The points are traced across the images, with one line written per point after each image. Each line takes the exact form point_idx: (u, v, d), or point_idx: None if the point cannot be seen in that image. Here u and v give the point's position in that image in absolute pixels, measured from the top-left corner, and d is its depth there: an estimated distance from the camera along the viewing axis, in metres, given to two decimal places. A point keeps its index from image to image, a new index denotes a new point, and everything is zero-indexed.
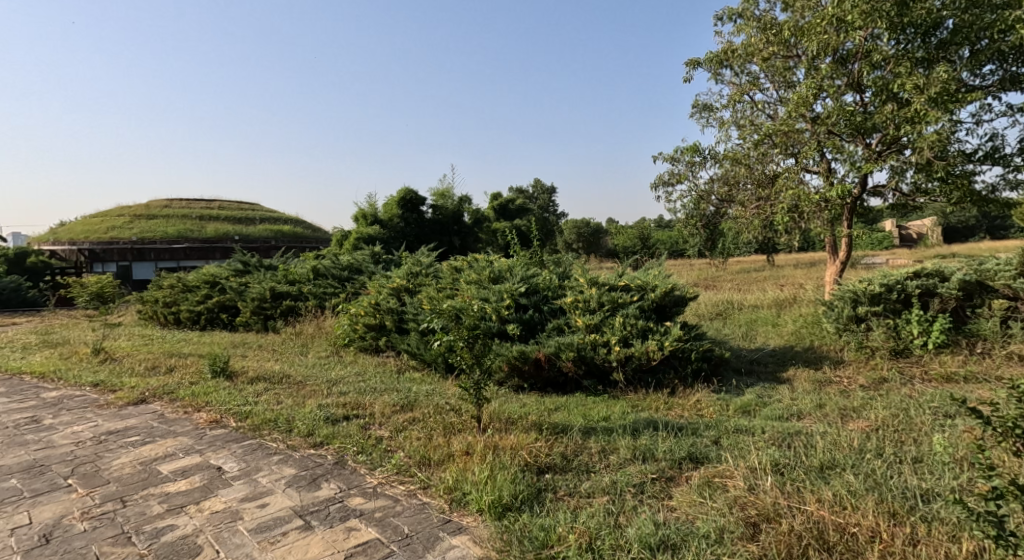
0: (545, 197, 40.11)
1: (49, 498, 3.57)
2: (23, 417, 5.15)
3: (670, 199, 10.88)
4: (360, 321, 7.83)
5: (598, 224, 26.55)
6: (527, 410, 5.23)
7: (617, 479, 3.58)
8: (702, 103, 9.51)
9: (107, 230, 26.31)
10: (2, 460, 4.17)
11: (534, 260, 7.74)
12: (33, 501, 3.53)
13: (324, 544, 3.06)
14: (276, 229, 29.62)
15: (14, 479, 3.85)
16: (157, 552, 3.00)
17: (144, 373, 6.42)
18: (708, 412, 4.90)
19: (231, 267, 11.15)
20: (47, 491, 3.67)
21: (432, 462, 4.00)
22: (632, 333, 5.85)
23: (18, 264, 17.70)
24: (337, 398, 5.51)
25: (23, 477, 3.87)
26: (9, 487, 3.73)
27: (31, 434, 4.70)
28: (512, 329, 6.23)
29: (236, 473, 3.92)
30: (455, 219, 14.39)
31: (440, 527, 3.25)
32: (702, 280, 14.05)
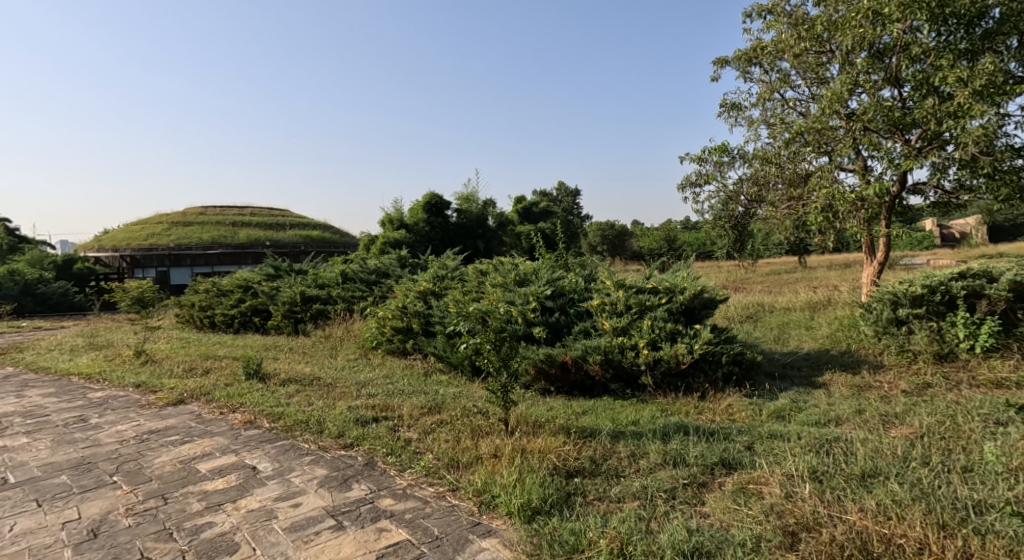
0: (569, 200, 39.97)
1: (96, 494, 3.69)
2: (72, 416, 5.34)
3: (697, 200, 10.64)
4: (388, 324, 7.91)
5: (624, 226, 26.35)
6: (555, 414, 5.20)
7: (648, 484, 3.54)
8: (730, 102, 9.36)
9: (146, 237, 27.18)
10: (51, 457, 4.33)
11: (559, 263, 7.71)
12: (81, 497, 3.65)
13: (357, 544, 3.10)
14: (305, 234, 30.15)
15: (63, 476, 3.99)
16: (197, 548, 3.07)
17: (183, 375, 6.60)
18: (741, 417, 4.81)
19: (263, 271, 11.39)
20: (93, 487, 3.80)
21: (461, 464, 4.02)
22: (661, 336, 5.78)
23: (65, 271, 18.41)
24: (366, 401, 5.57)
25: (72, 474, 4.01)
26: (59, 482, 3.87)
27: (79, 432, 4.87)
28: (538, 332, 6.22)
29: (270, 472, 4.00)
30: (480, 223, 14.45)
31: (470, 529, 3.26)
32: (731, 280, 14.45)
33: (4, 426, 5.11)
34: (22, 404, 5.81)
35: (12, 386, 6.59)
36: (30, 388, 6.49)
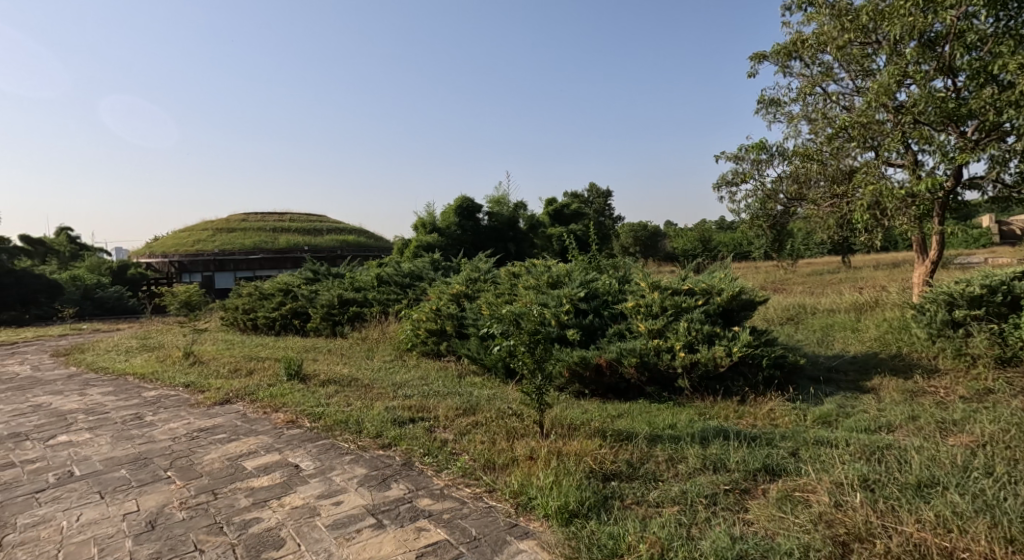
0: (601, 201, 39.75)
1: (153, 488, 3.83)
2: (129, 413, 5.57)
3: (733, 200, 10.43)
4: (423, 326, 7.99)
5: (657, 227, 26.06)
6: (590, 417, 5.16)
7: (687, 489, 3.48)
8: (768, 98, 9.15)
9: (192, 243, 28.21)
10: (112, 452, 4.52)
11: (591, 264, 7.66)
12: (140, 490, 3.80)
13: (397, 543, 3.14)
14: (342, 238, 30.77)
15: (122, 470, 4.16)
16: (246, 542, 3.16)
17: (229, 375, 6.82)
18: (784, 422, 4.69)
19: (302, 274, 11.68)
20: (150, 481, 3.95)
21: (497, 465, 4.03)
22: (698, 338, 5.69)
23: (120, 276, 19.09)
24: (402, 401, 5.64)
25: (130, 468, 4.18)
26: (118, 476, 4.04)
27: (135, 429, 5.07)
28: (572, 335, 6.20)
29: (312, 470, 4.09)
30: (511, 225, 14.51)
31: (507, 531, 3.27)
32: (771, 280, 14.29)
33: (68, 422, 5.36)
34: (83, 401, 6.09)
35: (74, 385, 6.91)
36: (89, 386, 6.81)
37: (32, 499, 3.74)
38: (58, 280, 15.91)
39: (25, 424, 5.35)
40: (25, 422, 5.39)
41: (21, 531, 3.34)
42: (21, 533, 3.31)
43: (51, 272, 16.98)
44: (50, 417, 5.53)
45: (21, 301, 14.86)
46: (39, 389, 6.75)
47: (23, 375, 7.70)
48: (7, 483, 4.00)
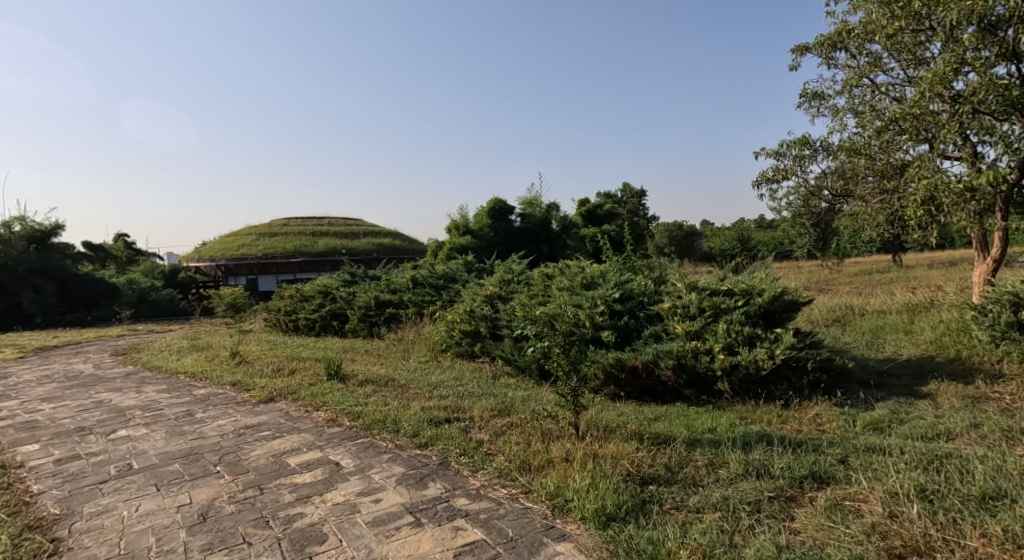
0: (635, 201, 39.25)
1: (203, 482, 3.93)
2: (180, 410, 5.75)
3: (774, 198, 10.14)
4: (457, 326, 8.00)
5: (694, 226, 25.58)
6: (626, 420, 5.07)
7: (729, 495, 3.37)
8: (811, 91, 8.85)
9: (236, 247, 29.10)
10: (166, 447, 4.66)
11: (626, 264, 7.55)
12: (192, 484, 3.90)
13: (435, 541, 3.13)
14: (378, 241, 31.21)
15: (176, 464, 4.28)
16: (290, 536, 3.20)
17: (272, 374, 6.96)
18: (832, 428, 4.50)
19: (340, 277, 11.89)
20: (201, 475, 4.05)
21: (532, 467, 3.98)
22: (738, 340, 5.52)
23: (172, 279, 19.82)
24: (438, 402, 5.65)
25: (183, 462, 4.30)
26: (171, 470, 4.16)
27: (187, 425, 5.22)
28: (607, 336, 6.11)
29: (352, 468, 4.12)
30: (544, 227, 14.43)
31: (544, 532, 3.22)
32: (815, 280, 13.82)
33: (126, 418, 5.56)
34: (140, 398, 6.31)
35: (130, 383, 7.17)
36: (145, 384, 7.07)
37: (96, 489, 3.88)
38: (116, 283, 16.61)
39: (88, 419, 5.58)
40: (87, 417, 5.61)
41: (85, 519, 3.46)
42: (85, 521, 3.44)
43: (109, 276, 17.75)
44: (110, 413, 5.74)
45: (84, 303, 15.54)
46: (99, 386, 7.04)
47: (84, 373, 8.04)
48: (72, 474, 4.16)
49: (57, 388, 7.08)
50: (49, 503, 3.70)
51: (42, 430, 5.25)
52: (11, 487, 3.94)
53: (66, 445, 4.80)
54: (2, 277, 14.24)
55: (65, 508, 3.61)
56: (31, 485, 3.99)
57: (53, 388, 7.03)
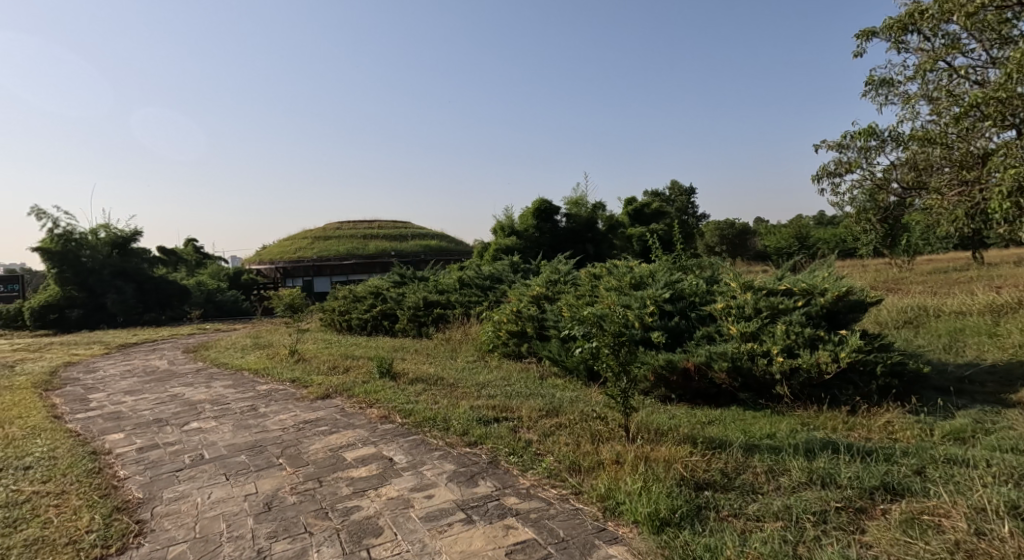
0: (684, 199, 38.36)
1: (267, 473, 4.05)
2: (245, 404, 5.97)
3: (836, 192, 9.68)
4: (504, 327, 8.00)
5: (747, 225, 24.80)
6: (678, 423, 4.93)
7: (792, 504, 3.21)
8: (878, 78, 8.40)
9: (293, 250, 30.20)
10: (233, 439, 4.84)
11: (676, 264, 7.36)
12: (257, 474, 4.03)
13: (487, 539, 3.11)
14: (426, 243, 31.65)
15: (242, 455, 4.44)
16: (348, 528, 3.25)
17: (328, 372, 7.15)
18: (906, 436, 4.24)
19: (390, 278, 12.13)
20: (265, 466, 4.18)
21: (582, 468, 3.92)
22: (798, 342, 5.28)
23: (235, 280, 20.70)
24: (487, 401, 5.65)
25: (249, 454, 4.45)
26: (238, 461, 4.32)
27: (252, 419, 5.40)
28: (657, 337, 5.98)
29: (404, 464, 4.17)
30: (590, 227, 14.28)
31: (596, 534, 3.16)
32: (882, 280, 12.86)
33: (197, 411, 5.81)
34: (209, 392, 6.60)
35: (200, 379, 7.50)
36: (213, 379, 7.39)
37: (173, 476, 4.06)
38: (187, 286, 17.47)
39: (164, 411, 5.86)
40: (164, 409, 5.90)
41: (164, 504, 3.62)
42: (165, 505, 3.60)
43: (181, 278, 18.67)
44: (183, 406, 6.02)
45: (159, 303, 16.46)
46: (173, 381, 7.39)
47: (160, 368, 8.50)
48: (152, 461, 4.38)
49: (137, 382, 7.48)
50: (134, 487, 3.90)
51: (125, 420, 5.55)
52: (100, 471, 4.17)
53: (146, 434, 5.05)
54: (91, 279, 15.25)
55: (148, 493, 3.79)
56: (117, 471, 4.21)
57: (134, 382, 7.44)
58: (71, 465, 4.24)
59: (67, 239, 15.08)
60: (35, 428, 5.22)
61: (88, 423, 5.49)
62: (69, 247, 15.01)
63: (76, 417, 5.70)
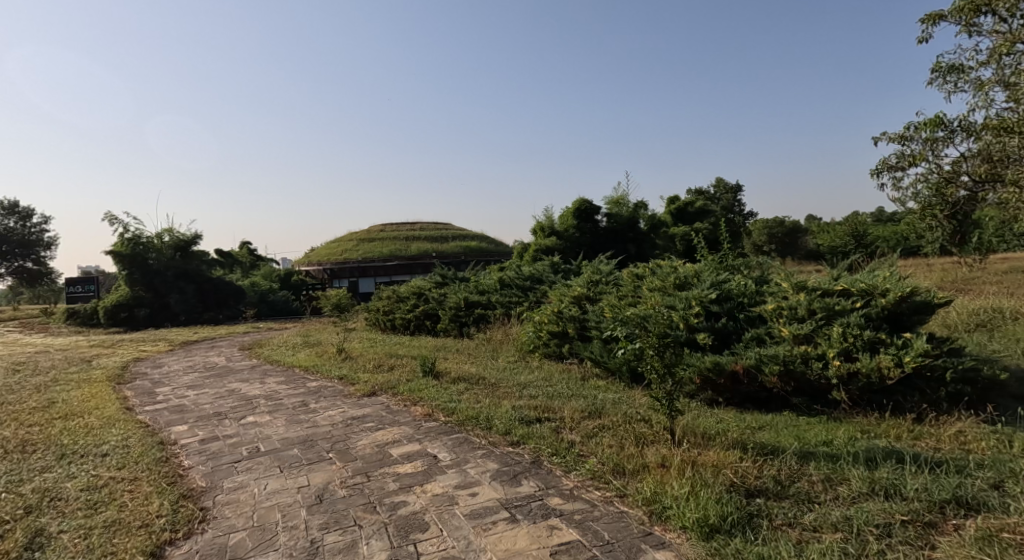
0: (730, 196, 37.34)
1: (318, 466, 4.13)
2: (296, 400, 6.11)
3: (899, 186, 9.22)
4: (545, 328, 7.93)
5: (798, 222, 23.94)
6: (726, 427, 4.76)
7: (852, 515, 3.04)
8: (946, 65, 7.95)
9: (338, 252, 30.94)
10: (286, 433, 4.95)
11: (724, 263, 7.14)
12: (309, 468, 4.11)
13: (531, 538, 3.07)
14: (467, 244, 31.85)
15: (295, 449, 4.54)
16: (396, 522, 3.27)
17: (373, 370, 7.26)
18: (981, 448, 3.97)
19: (432, 279, 12.23)
20: (316, 460, 4.26)
21: (627, 470, 3.82)
22: (857, 345, 5.01)
23: (286, 281, 21.23)
24: (528, 401, 5.61)
25: (301, 448, 4.55)
26: (291, 454, 4.41)
27: (303, 415, 5.53)
28: (703, 339, 5.83)
29: (449, 462, 4.17)
30: (631, 227, 14.08)
31: (642, 538, 3.07)
32: (952, 280, 12.16)
33: (253, 405, 5.99)
34: (263, 388, 6.80)
35: (255, 375, 7.74)
36: (267, 376, 7.61)
37: (232, 467, 4.18)
38: (242, 287, 18.11)
39: (223, 405, 6.06)
40: (223, 403, 6.11)
41: (225, 493, 3.73)
42: (225, 494, 3.70)
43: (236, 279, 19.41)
44: (240, 401, 6.21)
45: (217, 303, 17.14)
46: (231, 376, 7.66)
47: (218, 364, 8.82)
48: (213, 452, 4.52)
49: (198, 377, 7.78)
50: (197, 476, 4.03)
51: (188, 413, 5.77)
52: (167, 460, 4.34)
53: (207, 427, 5.23)
54: (157, 279, 16.07)
55: (210, 482, 3.91)
56: (182, 460, 4.36)
57: (195, 378, 7.74)
58: (142, 454, 4.43)
59: (134, 243, 16.06)
60: (109, 418, 5.48)
61: (155, 415, 5.73)
62: (137, 250, 15.99)
63: (144, 409, 5.96)
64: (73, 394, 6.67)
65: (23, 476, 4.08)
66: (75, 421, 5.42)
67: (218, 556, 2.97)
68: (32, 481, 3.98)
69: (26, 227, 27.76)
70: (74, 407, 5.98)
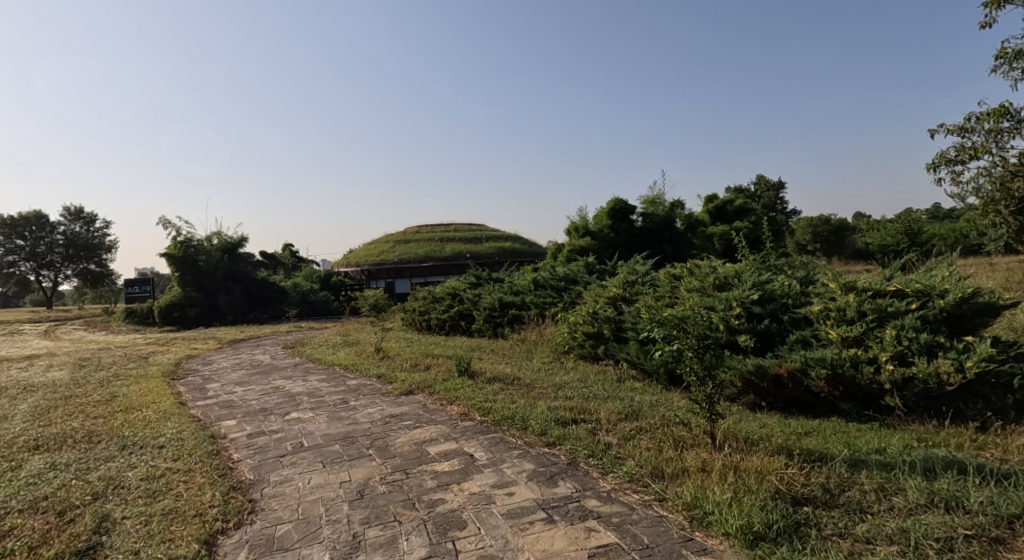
0: (771, 195, 36.35)
1: (358, 463, 4.16)
2: (336, 398, 6.20)
3: (958, 181, 8.77)
4: (579, 329, 7.84)
5: (844, 221, 23.12)
6: (770, 432, 4.59)
7: (908, 527, 2.88)
8: (1012, 51, 7.52)
9: (375, 253, 31.43)
10: (328, 429, 5.02)
11: (766, 263, 6.91)
12: (350, 464, 4.14)
13: (568, 540, 3.01)
14: (501, 245, 31.90)
15: (336, 445, 4.59)
16: (435, 520, 3.25)
17: (410, 369, 7.31)
18: None
19: (467, 280, 12.27)
20: (356, 456, 4.30)
21: (666, 474, 3.72)
22: (912, 348, 4.76)
23: (326, 281, 21.66)
24: (564, 402, 5.54)
25: (342, 444, 4.60)
26: (333, 450, 4.47)
27: (343, 412, 5.60)
28: (745, 341, 5.66)
29: (485, 461, 4.14)
30: (667, 226, 13.82)
31: (683, 544, 2.97)
32: (1015, 280, 11.50)
33: (296, 402, 6.11)
34: (305, 386, 6.92)
35: (297, 373, 7.90)
36: (308, 373, 7.76)
37: (278, 461, 4.26)
38: (285, 287, 18.56)
39: (268, 401, 6.20)
40: (268, 400, 6.25)
41: (271, 486, 3.79)
42: (272, 487, 3.77)
43: (278, 280, 19.94)
44: (284, 397, 6.34)
45: (262, 303, 17.63)
46: (275, 374, 7.85)
47: (262, 362, 9.05)
48: (260, 447, 4.62)
49: (244, 374, 8.00)
50: (246, 469, 4.12)
51: (236, 408, 5.93)
52: (218, 453, 4.45)
53: (254, 422, 5.35)
54: (207, 281, 16.67)
55: (257, 475, 3.99)
56: (232, 454, 4.47)
57: (242, 375, 7.96)
58: (195, 446, 4.55)
59: (187, 246, 16.70)
60: (164, 412, 5.68)
61: (206, 410, 5.91)
62: (189, 253, 16.63)
63: (196, 404, 6.15)
64: (132, 388, 6.94)
65: (88, 464, 4.25)
66: (134, 414, 5.63)
67: (266, 547, 3.01)
68: (97, 469, 4.14)
69: (91, 232, 29.37)
70: (133, 401, 6.22)
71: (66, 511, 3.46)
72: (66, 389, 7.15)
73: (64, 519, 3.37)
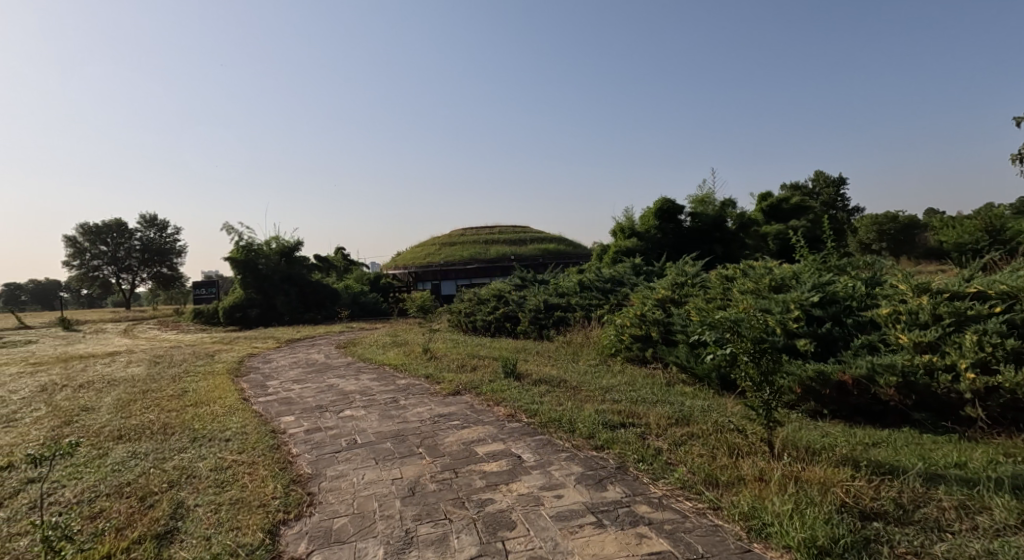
0: (830, 192, 34.69)
1: (409, 460, 4.16)
2: (386, 396, 6.26)
3: None
4: (627, 331, 7.67)
5: (912, 218, 21.86)
6: (834, 442, 4.32)
7: (996, 550, 2.61)
8: None
9: (423, 255, 31.87)
10: (380, 427, 5.06)
11: (827, 263, 6.54)
12: (401, 461, 4.14)
13: (620, 545, 2.89)
14: (546, 247, 31.75)
15: (388, 442, 4.61)
16: (483, 519, 3.20)
17: (456, 370, 7.31)
18: None
19: (511, 281, 12.22)
20: (407, 454, 4.30)
21: (720, 482, 3.54)
22: (997, 355, 4.37)
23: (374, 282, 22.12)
24: (612, 405, 5.40)
25: (393, 442, 4.61)
26: (385, 447, 4.48)
27: (394, 410, 5.63)
28: (805, 345, 5.37)
29: (533, 462, 4.06)
30: (717, 226, 13.35)
31: (740, 556, 2.81)
32: None
33: (349, 399, 6.20)
34: (357, 384, 7.03)
35: (350, 371, 8.05)
36: (359, 372, 7.89)
37: (333, 456, 4.31)
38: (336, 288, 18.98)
39: (323, 398, 6.32)
40: (323, 397, 6.37)
41: (328, 480, 3.83)
42: (328, 481, 3.80)
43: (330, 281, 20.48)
44: (338, 395, 6.45)
45: (315, 304, 18.14)
46: (330, 372, 8.02)
47: (317, 361, 9.28)
48: (317, 442, 4.69)
49: (301, 372, 8.20)
50: (304, 463, 4.18)
51: (295, 405, 6.07)
52: (279, 447, 4.54)
53: (311, 418, 5.46)
54: (265, 282, 17.33)
55: (315, 469, 4.04)
56: (291, 448, 4.55)
57: (299, 373, 8.17)
58: (258, 440, 4.67)
59: (248, 248, 17.41)
60: (230, 407, 5.87)
61: (268, 405, 6.07)
62: (250, 256, 17.36)
63: (258, 400, 6.34)
64: (201, 384, 7.23)
65: (163, 454, 4.41)
66: (203, 408, 5.84)
67: (323, 539, 3.03)
68: (171, 459, 4.29)
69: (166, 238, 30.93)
70: (201, 396, 6.47)
71: (147, 497, 3.59)
72: (142, 383, 7.52)
73: (144, 503, 3.50)
